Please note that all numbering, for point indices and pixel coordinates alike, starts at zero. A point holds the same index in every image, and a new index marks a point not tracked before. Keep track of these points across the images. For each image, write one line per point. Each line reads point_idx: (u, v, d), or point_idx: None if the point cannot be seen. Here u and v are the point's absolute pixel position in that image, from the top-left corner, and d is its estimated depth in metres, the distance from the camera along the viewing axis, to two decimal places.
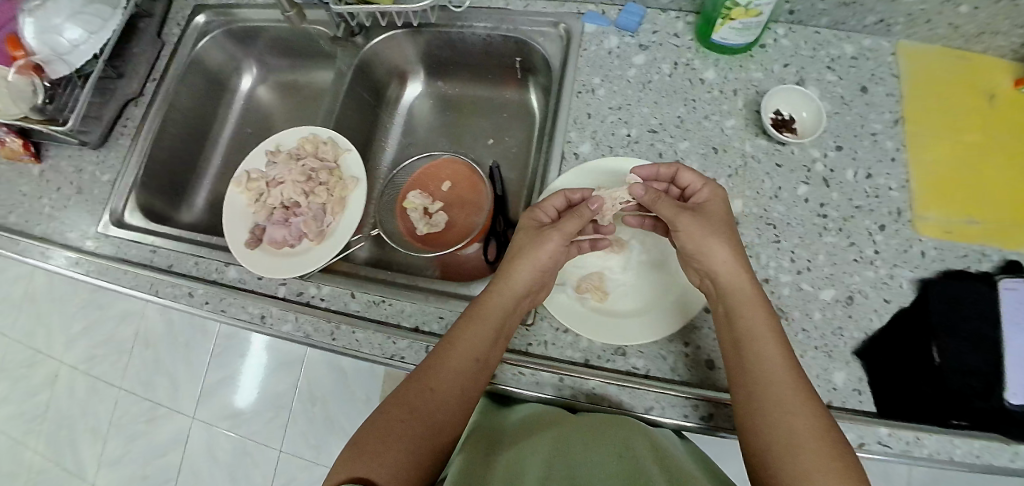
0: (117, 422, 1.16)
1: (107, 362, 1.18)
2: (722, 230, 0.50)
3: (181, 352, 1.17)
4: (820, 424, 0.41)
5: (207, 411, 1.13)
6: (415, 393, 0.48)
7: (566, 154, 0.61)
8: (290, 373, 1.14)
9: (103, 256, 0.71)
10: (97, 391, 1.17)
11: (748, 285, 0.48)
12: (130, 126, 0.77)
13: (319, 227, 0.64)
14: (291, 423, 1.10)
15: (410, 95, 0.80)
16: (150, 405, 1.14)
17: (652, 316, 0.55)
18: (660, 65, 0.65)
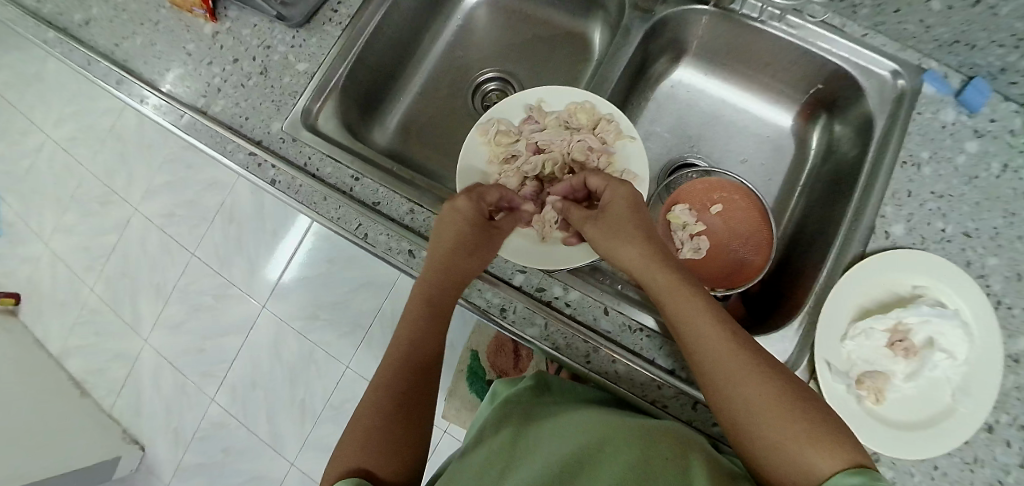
0: (191, 287, 1.16)
1: (188, 225, 1.17)
2: (626, 225, 0.49)
3: (266, 238, 1.13)
4: (773, 394, 0.39)
5: (280, 305, 1.11)
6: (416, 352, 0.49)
7: (878, 230, 0.56)
8: (375, 294, 1.08)
9: (292, 165, 0.59)
10: (178, 252, 1.17)
11: (671, 273, 0.46)
12: (342, 13, 0.63)
13: (580, 220, 0.55)
14: (365, 345, 1.06)
15: (677, 78, 0.72)
16: (224, 283, 1.14)
17: (927, 441, 0.50)
18: (991, 162, 0.58)
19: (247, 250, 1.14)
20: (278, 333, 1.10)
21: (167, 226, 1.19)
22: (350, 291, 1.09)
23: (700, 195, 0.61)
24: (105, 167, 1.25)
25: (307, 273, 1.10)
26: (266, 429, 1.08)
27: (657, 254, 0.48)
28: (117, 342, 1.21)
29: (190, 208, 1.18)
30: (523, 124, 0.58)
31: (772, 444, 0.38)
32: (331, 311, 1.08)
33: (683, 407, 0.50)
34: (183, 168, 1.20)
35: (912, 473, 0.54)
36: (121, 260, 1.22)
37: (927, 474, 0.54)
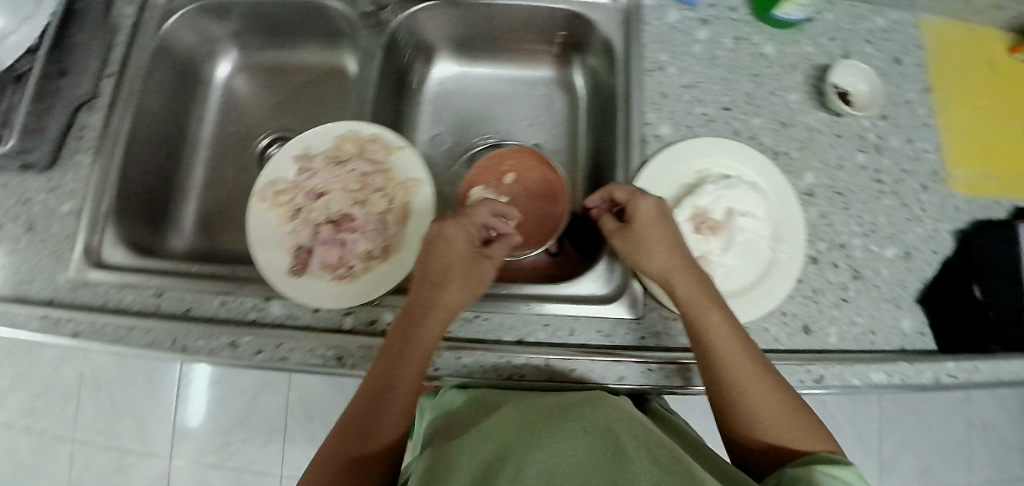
0: (82, 476, 1.06)
1: (51, 414, 1.07)
2: (671, 241, 0.51)
3: (142, 391, 1.07)
4: (784, 404, 0.45)
5: (186, 449, 1.07)
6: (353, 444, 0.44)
7: (647, 137, 0.59)
8: (279, 392, 1.09)
9: (88, 310, 0.55)
10: (53, 447, 1.06)
11: (700, 288, 0.49)
12: (90, 138, 0.60)
13: (383, 241, 0.57)
14: (289, 445, 1.07)
15: (439, 74, 0.72)
16: (118, 453, 1.06)
17: (739, 306, 0.54)
18: (722, 41, 0.63)
19: (133, 406, 1.07)
20: (197, 474, 1.06)
21: (35, 424, 1.07)
22: (249, 402, 1.08)
23: (487, 173, 0.63)
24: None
25: (198, 407, 1.07)
26: None
27: (681, 266, 0.50)
28: None
29: (48, 394, 1.07)
30: (296, 176, 0.58)
31: (768, 433, 0.44)
32: (241, 430, 1.07)
33: (536, 369, 0.52)
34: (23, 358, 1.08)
35: (768, 328, 0.58)
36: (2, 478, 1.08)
37: (781, 322, 0.58)
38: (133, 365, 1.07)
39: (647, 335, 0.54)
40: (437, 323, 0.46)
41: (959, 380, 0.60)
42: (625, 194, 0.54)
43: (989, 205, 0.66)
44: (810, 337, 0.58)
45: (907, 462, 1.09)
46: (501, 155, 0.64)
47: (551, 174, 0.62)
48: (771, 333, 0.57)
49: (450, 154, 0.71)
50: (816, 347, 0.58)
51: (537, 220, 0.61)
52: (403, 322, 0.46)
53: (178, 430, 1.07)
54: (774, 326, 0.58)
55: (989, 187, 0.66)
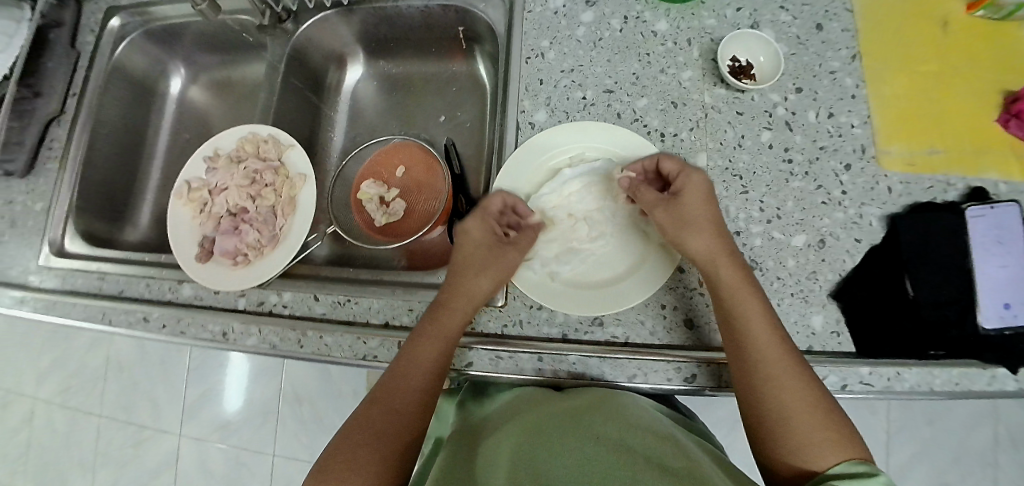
0: (102, 450, 1.17)
1: (83, 393, 1.18)
2: (699, 223, 0.50)
3: (157, 371, 1.17)
4: (808, 394, 0.42)
5: (194, 427, 1.14)
6: (377, 421, 0.47)
7: (523, 125, 0.59)
8: (271, 380, 1.13)
9: (48, 290, 0.66)
10: (78, 422, 1.18)
11: (739, 272, 0.48)
12: (57, 149, 0.72)
13: (272, 231, 0.62)
14: (281, 428, 1.11)
15: (353, 78, 0.78)
16: (137, 428, 1.16)
17: (588, 297, 0.52)
18: (610, 20, 0.62)
19: (148, 386, 1.17)
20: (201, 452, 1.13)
21: (69, 400, 1.19)
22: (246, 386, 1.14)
23: (380, 167, 0.69)
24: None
25: (204, 389, 1.15)
26: None
27: (725, 251, 0.49)
28: None
29: (81, 375, 1.19)
30: (208, 176, 0.66)
31: (806, 449, 0.40)
32: (241, 413, 1.13)
33: (391, 351, 0.54)
34: (61, 341, 1.21)
35: (643, 320, 0.53)
36: (39, 452, 1.19)
37: (658, 316, 0.53)
38: (151, 346, 1.18)
39: (508, 323, 0.55)
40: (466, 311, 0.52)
41: (875, 389, 0.51)
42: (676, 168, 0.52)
43: (933, 185, 0.57)
44: (694, 334, 0.52)
45: (923, 473, 0.98)
46: (392, 151, 0.69)
47: (435, 170, 0.67)
48: (641, 327, 0.52)
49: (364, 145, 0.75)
50: (704, 343, 0.51)
51: (423, 211, 0.66)
52: (433, 311, 0.52)
53: (186, 409, 1.15)
54: (653, 319, 0.52)
55: (934, 162, 0.58)
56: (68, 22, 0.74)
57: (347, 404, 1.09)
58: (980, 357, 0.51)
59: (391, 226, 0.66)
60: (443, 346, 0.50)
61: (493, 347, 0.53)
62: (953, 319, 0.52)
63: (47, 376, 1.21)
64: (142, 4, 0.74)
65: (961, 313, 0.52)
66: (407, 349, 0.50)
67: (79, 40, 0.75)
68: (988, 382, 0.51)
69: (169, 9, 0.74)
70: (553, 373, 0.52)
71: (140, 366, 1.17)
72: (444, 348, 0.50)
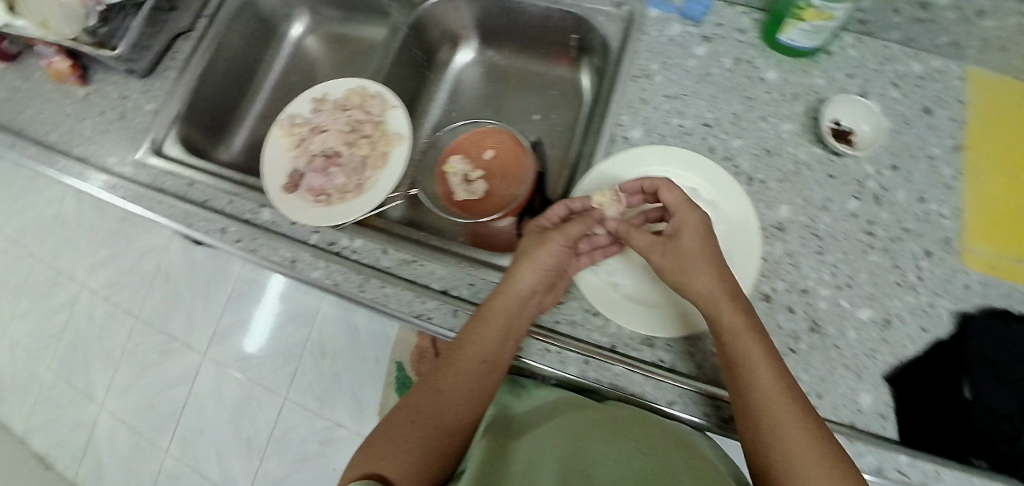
0: (128, 351, 1.22)
1: (127, 290, 1.23)
2: (706, 255, 0.49)
3: (198, 289, 1.21)
4: (816, 451, 0.39)
5: (219, 350, 1.18)
6: (427, 400, 0.49)
7: (616, 137, 0.61)
8: (304, 325, 1.16)
9: (139, 183, 0.71)
10: (113, 319, 1.23)
11: (745, 318, 0.46)
12: (179, 59, 0.77)
13: (359, 180, 0.64)
14: (300, 373, 1.14)
15: (462, 61, 0.80)
16: (165, 338, 1.20)
17: (649, 315, 0.54)
18: (722, 59, 0.63)
19: (188, 300, 1.21)
20: (220, 376, 1.17)
21: (113, 295, 1.24)
22: (282, 325, 1.17)
23: (471, 146, 0.71)
24: (42, 249, 1.29)
25: (239, 315, 1.19)
26: (216, 471, 1.13)
27: (727, 294, 0.47)
28: (64, 419, 1.24)
29: (130, 275, 1.24)
30: (310, 114, 0.69)
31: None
32: (265, 349, 1.17)
33: (445, 317, 0.56)
34: (117, 239, 1.26)
35: (693, 352, 0.53)
36: (72, 338, 1.25)
37: (708, 351, 0.53)
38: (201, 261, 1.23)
39: (562, 321, 0.57)
40: (513, 301, 0.52)
41: (910, 481, 0.50)
42: (676, 200, 0.52)
43: (1013, 292, 0.56)
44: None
45: None
46: (484, 134, 0.71)
47: (523, 160, 0.68)
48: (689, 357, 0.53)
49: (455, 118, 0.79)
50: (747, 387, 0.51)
51: (501, 197, 0.68)
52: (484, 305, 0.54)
53: (218, 333, 1.19)
54: (702, 353, 0.53)
55: (1019, 271, 0.57)
56: None
57: (368, 367, 1.11)
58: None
59: (467, 203, 0.69)
60: (496, 335, 0.51)
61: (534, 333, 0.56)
62: (1006, 434, 0.51)
63: (98, 268, 1.26)
64: None
65: (1015, 430, 0.51)
66: (464, 334, 0.52)
67: None
68: None
69: None
70: (593, 378, 0.53)
71: (186, 279, 1.22)
72: (495, 338, 0.51)
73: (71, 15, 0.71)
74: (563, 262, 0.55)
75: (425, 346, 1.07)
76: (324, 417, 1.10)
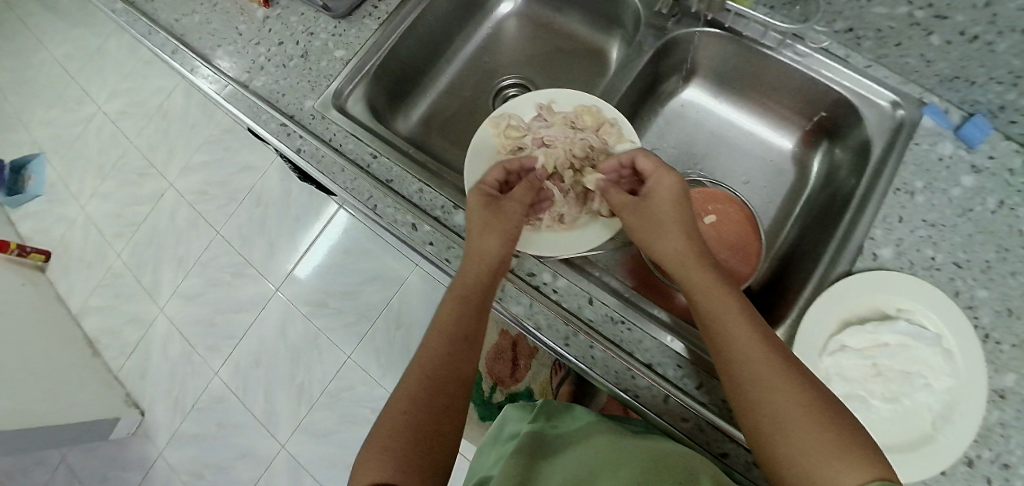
0: (204, 261, 1.24)
1: (217, 202, 1.26)
2: (671, 223, 0.51)
3: (288, 223, 1.21)
4: (804, 403, 0.39)
5: (292, 288, 1.17)
6: (430, 382, 0.45)
7: (865, 251, 0.57)
8: (385, 288, 1.13)
9: (315, 136, 0.65)
10: (200, 226, 1.26)
11: (710, 278, 0.47)
12: (380, 9, 0.69)
13: (576, 214, 0.59)
14: (370, 336, 1.11)
15: (687, 98, 0.75)
16: (240, 261, 1.21)
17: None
18: (987, 197, 0.59)
19: (274, 230, 1.21)
20: (288, 314, 1.15)
21: (206, 205, 1.26)
22: (360, 282, 1.15)
23: (697, 203, 0.65)
24: (154, 146, 1.35)
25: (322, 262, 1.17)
26: (263, 407, 1.12)
27: (693, 254, 0.49)
28: (139, 305, 1.28)
29: (222, 188, 1.27)
30: (531, 120, 0.63)
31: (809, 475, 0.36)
32: (342, 300, 1.14)
33: (654, 399, 0.52)
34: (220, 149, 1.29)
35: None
36: (169, 234, 1.29)
37: None
38: (298, 197, 1.22)
39: None
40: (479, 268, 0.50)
41: None
42: (652, 167, 0.55)
43: None
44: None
45: None
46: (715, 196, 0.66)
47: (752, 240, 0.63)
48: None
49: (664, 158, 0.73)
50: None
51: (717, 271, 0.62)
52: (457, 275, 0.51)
53: (294, 272, 1.18)
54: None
55: None
56: None
57: None
58: None
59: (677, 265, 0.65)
60: (464, 304, 0.49)
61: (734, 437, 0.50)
62: None
63: (191, 174, 1.30)
64: None
65: None
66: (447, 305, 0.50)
67: None
68: None
69: None
70: None
71: (278, 211, 1.21)
72: (472, 305, 0.49)
73: None
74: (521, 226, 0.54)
75: (503, 346, 1.18)
76: (382, 387, 1.07)
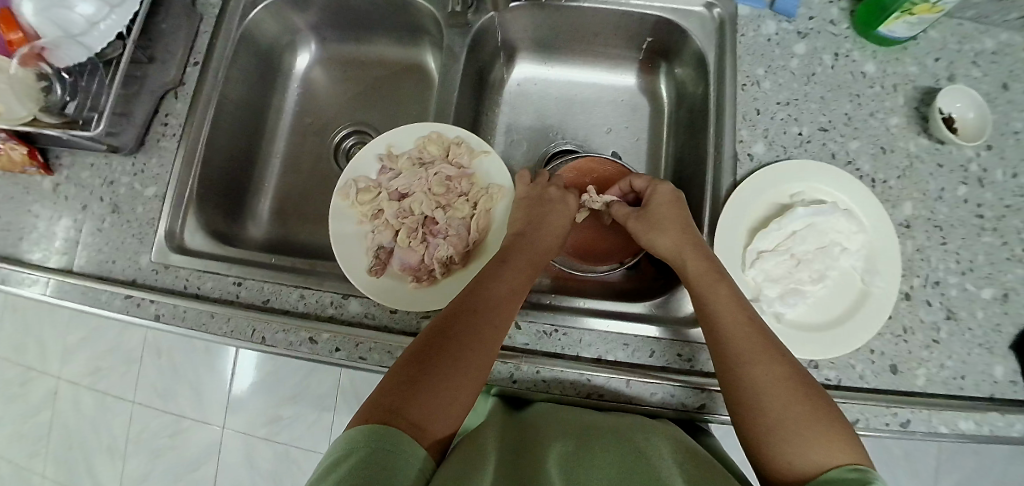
0: (134, 439, 1.05)
1: (115, 374, 1.05)
2: (675, 216, 0.54)
3: (200, 357, 1.04)
4: (790, 376, 0.43)
5: (239, 419, 1.03)
6: (455, 341, 0.42)
7: (741, 156, 0.57)
8: (331, 373, 1.03)
9: (172, 293, 0.58)
10: (108, 407, 1.06)
11: (709, 265, 0.50)
12: (173, 124, 0.62)
13: (465, 248, 0.55)
14: (338, 425, 1.01)
15: (519, 76, 0.71)
16: (174, 418, 1.04)
17: (818, 342, 0.53)
18: (822, 55, 0.60)
19: (190, 372, 1.04)
20: (248, 445, 1.03)
21: (99, 383, 1.05)
22: (302, 379, 1.03)
23: (581, 178, 0.63)
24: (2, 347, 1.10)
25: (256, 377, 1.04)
26: None
27: (691, 241, 0.52)
28: None
29: (111, 356, 1.05)
30: (379, 175, 0.58)
31: (788, 439, 0.39)
32: (292, 406, 1.02)
33: (617, 390, 0.51)
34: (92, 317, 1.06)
35: (853, 364, 0.56)
36: (65, 435, 1.08)
37: (868, 360, 0.56)
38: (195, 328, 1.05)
39: None
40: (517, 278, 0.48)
41: None
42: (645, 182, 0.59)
43: None
44: (898, 378, 0.56)
45: None
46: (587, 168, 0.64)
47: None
48: (853, 372, 0.55)
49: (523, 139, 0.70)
50: (903, 388, 0.56)
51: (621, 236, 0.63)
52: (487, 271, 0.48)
53: (232, 402, 1.03)
54: (862, 362, 0.56)
55: None
56: None
57: None
58: None
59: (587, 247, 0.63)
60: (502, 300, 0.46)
61: (693, 382, 0.51)
62: None
63: (69, 358, 1.07)
64: None
65: None
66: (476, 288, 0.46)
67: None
68: None
69: None
70: None
71: (182, 350, 1.04)
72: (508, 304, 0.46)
73: (21, 89, 0.55)
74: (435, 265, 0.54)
75: None
76: None
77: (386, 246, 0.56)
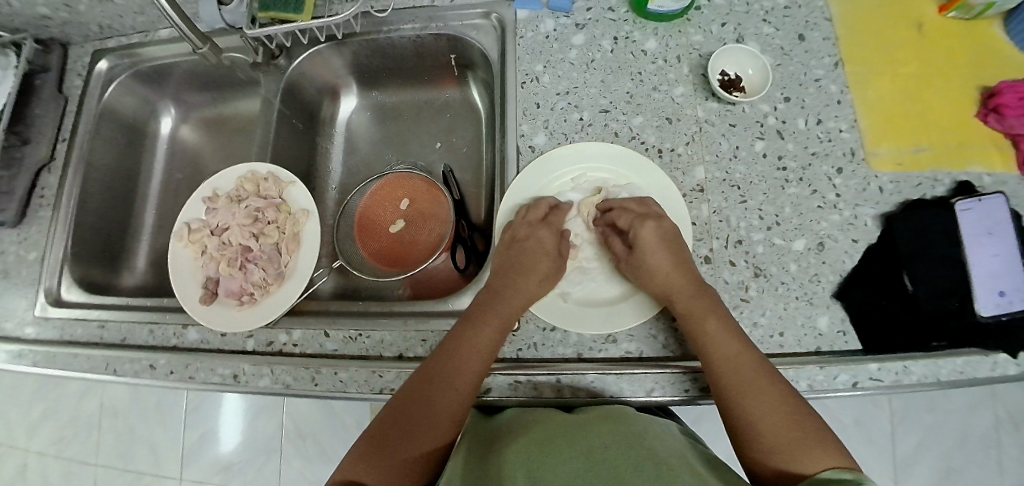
0: None
1: (78, 441, 1.14)
2: (656, 231, 0.53)
3: (153, 415, 1.13)
4: (784, 401, 0.44)
5: (194, 470, 1.11)
6: (435, 393, 0.47)
7: (523, 149, 0.60)
8: (274, 415, 1.11)
9: (46, 341, 0.64)
10: (73, 474, 1.14)
11: (693, 286, 0.51)
12: (48, 196, 0.70)
13: (278, 268, 0.61)
14: (285, 465, 1.08)
15: (347, 110, 0.78)
16: (134, 476, 1.12)
17: (602, 314, 0.53)
18: (601, 42, 0.63)
19: (145, 430, 1.13)
20: None
21: (62, 452, 1.15)
22: (249, 420, 1.11)
23: (384, 201, 0.69)
24: None
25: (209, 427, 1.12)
26: None
27: (679, 270, 0.51)
28: None
29: (73, 423, 1.14)
30: (207, 215, 0.65)
31: (789, 453, 0.42)
32: (242, 453, 1.10)
33: None
34: (52, 389, 1.15)
35: (654, 334, 0.54)
36: None
37: (669, 328, 0.54)
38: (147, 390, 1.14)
39: (524, 346, 0.54)
40: (497, 326, 0.51)
41: (885, 384, 0.53)
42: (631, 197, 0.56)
43: (921, 182, 0.60)
44: None
45: (926, 466, 0.99)
46: (393, 186, 0.70)
47: (439, 198, 0.67)
48: (662, 341, 0.53)
49: (362, 166, 0.76)
50: None
51: (429, 241, 0.65)
52: (482, 314, 0.52)
53: (187, 453, 1.11)
54: (664, 332, 0.54)
55: (921, 160, 0.61)
56: (55, 67, 0.74)
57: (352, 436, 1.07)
58: (982, 344, 0.54)
59: (397, 257, 0.66)
60: (487, 349, 0.50)
61: None
62: (953, 310, 0.55)
63: (35, 431, 1.15)
64: (130, 45, 0.74)
65: (959, 303, 0.55)
66: (460, 336, 0.50)
67: (67, 84, 0.74)
68: (988, 367, 0.54)
69: (159, 49, 0.73)
70: (573, 394, 0.52)
71: (138, 409, 1.13)
72: (487, 351, 0.50)
73: None
74: (251, 288, 0.60)
75: None
76: None
77: (212, 279, 0.62)
